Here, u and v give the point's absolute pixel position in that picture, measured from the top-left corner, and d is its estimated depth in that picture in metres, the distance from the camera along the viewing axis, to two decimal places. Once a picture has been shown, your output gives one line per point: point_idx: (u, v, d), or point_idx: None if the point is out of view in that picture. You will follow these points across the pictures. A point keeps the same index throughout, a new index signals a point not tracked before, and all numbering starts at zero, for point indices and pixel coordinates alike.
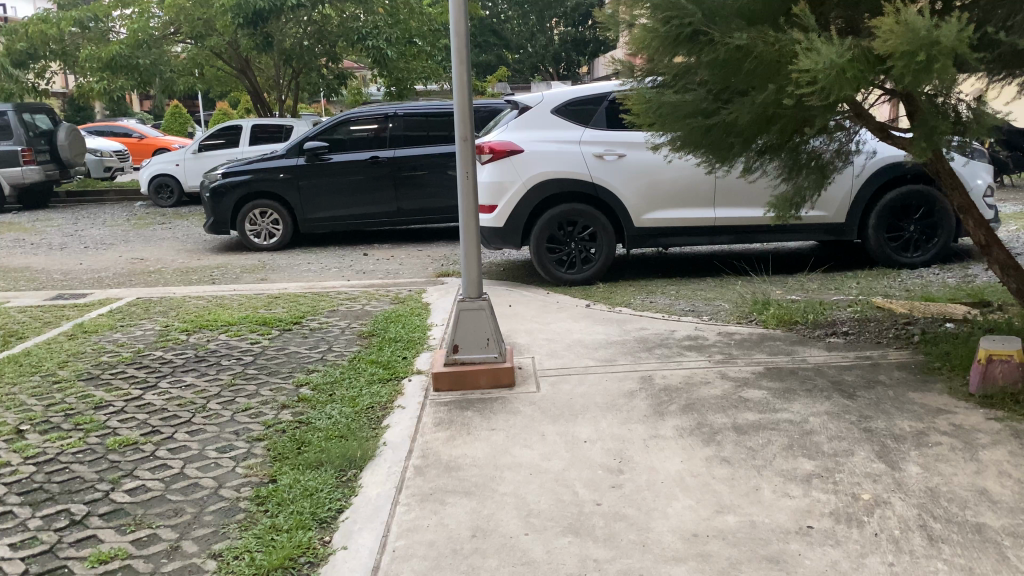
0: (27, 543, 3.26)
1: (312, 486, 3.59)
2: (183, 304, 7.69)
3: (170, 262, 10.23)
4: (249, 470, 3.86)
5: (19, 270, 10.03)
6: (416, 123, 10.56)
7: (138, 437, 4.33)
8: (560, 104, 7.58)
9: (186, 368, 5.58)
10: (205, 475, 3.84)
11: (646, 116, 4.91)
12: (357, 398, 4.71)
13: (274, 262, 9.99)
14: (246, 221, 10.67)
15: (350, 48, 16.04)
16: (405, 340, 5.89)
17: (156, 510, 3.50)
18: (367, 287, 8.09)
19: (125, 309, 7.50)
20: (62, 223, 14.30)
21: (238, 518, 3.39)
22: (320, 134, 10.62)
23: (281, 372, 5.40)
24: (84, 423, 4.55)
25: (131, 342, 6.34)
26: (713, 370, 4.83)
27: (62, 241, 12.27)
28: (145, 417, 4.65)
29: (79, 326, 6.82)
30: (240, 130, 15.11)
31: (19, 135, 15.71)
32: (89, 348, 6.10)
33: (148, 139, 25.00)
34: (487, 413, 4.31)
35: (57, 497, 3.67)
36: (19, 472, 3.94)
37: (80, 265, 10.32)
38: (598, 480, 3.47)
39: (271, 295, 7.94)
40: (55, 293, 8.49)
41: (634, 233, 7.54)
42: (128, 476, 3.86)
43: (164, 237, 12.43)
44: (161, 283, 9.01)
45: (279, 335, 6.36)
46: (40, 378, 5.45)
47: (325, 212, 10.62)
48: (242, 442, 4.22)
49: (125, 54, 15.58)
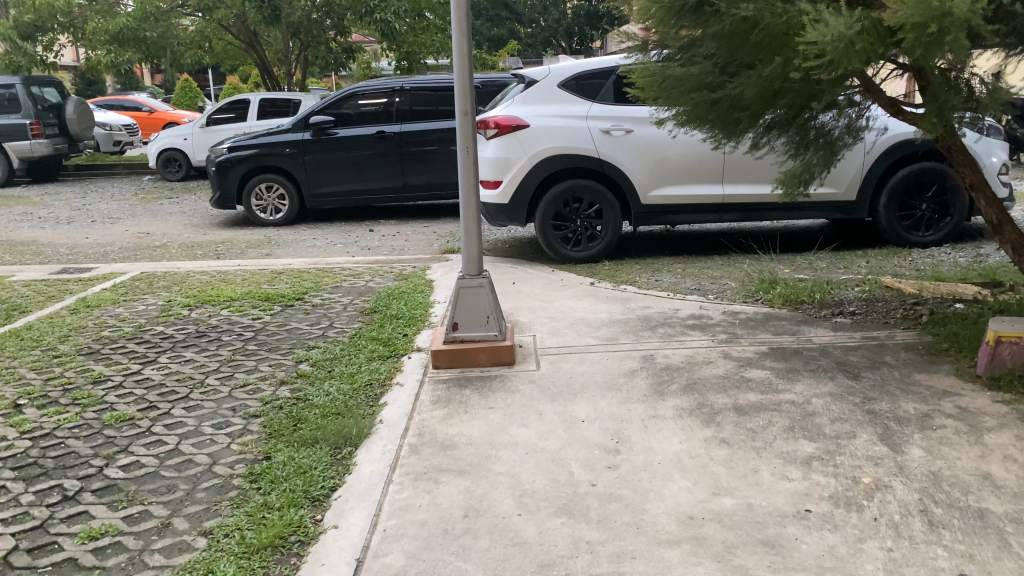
0: (18, 519, 3.25)
1: (306, 463, 3.56)
2: (187, 278, 7.67)
3: (177, 237, 10.21)
4: (244, 446, 3.83)
5: (26, 244, 10.05)
6: (424, 98, 10.48)
7: (135, 412, 4.31)
8: (567, 78, 7.46)
9: (186, 344, 5.56)
10: (200, 451, 3.82)
11: (651, 91, 4.79)
12: (356, 374, 4.69)
13: (280, 237, 9.95)
14: (252, 196, 10.64)
15: (359, 21, 15.89)
16: (406, 316, 5.85)
17: (148, 487, 3.48)
18: (371, 263, 8.05)
19: (129, 283, 7.50)
20: (70, 197, 14.29)
21: (231, 495, 3.37)
22: (326, 108, 10.53)
23: (281, 348, 5.37)
24: (82, 398, 4.54)
25: (133, 316, 6.32)
26: (716, 349, 4.76)
27: (70, 215, 12.28)
28: (143, 392, 4.64)
29: (83, 300, 6.82)
30: (248, 104, 15.03)
31: (27, 109, 15.66)
32: (91, 323, 6.09)
33: (158, 112, 24.91)
34: (486, 392, 4.26)
35: (51, 472, 3.66)
36: (14, 447, 3.92)
37: (85, 239, 10.31)
38: (595, 460, 3.42)
39: (276, 270, 7.91)
40: (61, 268, 8.49)
41: (642, 210, 7.45)
42: (123, 452, 3.84)
43: (171, 212, 12.39)
44: (166, 257, 8.99)
45: (281, 311, 6.32)
46: (41, 352, 5.44)
47: (332, 187, 10.56)
48: (239, 418, 4.20)
49: (132, 26, 15.45)
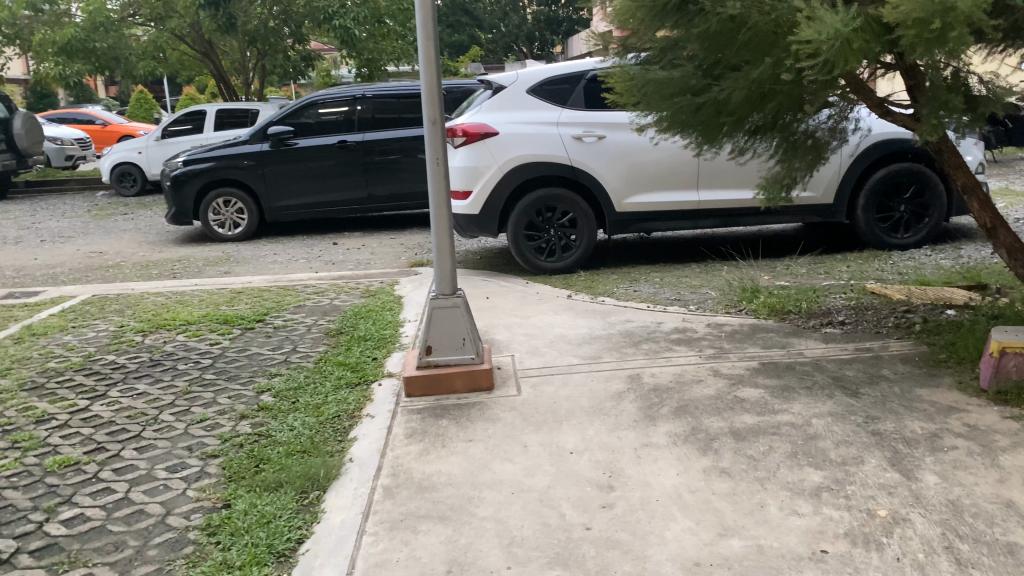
0: None
1: (269, 512, 3.22)
2: (141, 301, 7.25)
3: (131, 256, 9.75)
4: (202, 493, 3.49)
5: None
6: (387, 106, 10.15)
7: (81, 456, 3.93)
8: (535, 84, 7.20)
9: (139, 374, 5.17)
10: (152, 500, 3.46)
11: (629, 95, 4.53)
12: (323, 406, 4.35)
13: (240, 254, 9.55)
14: (209, 211, 10.20)
15: (317, 28, 15.50)
16: (375, 338, 5.53)
17: (93, 544, 3.13)
18: (336, 280, 7.70)
19: (79, 308, 7.06)
20: (19, 215, 13.69)
21: (186, 552, 3.03)
22: (285, 118, 10.15)
23: (242, 377, 5.02)
24: (22, 441, 4.15)
25: (82, 345, 5.90)
26: (705, 366, 4.51)
27: (19, 234, 11.72)
28: (90, 432, 4.25)
29: (27, 328, 6.38)
30: (205, 115, 14.58)
31: None
32: (36, 354, 5.67)
33: (113, 125, 24.21)
34: (464, 421, 3.96)
35: None
36: None
37: (34, 260, 9.79)
38: (587, 498, 3.14)
39: (235, 290, 7.52)
40: (6, 292, 8.01)
41: (616, 218, 7.20)
42: (66, 503, 3.47)
43: (125, 229, 11.90)
44: (119, 278, 8.55)
45: (242, 335, 5.95)
46: None
47: (293, 200, 10.18)
48: (195, 460, 3.84)
49: (81, 37, 15.06)
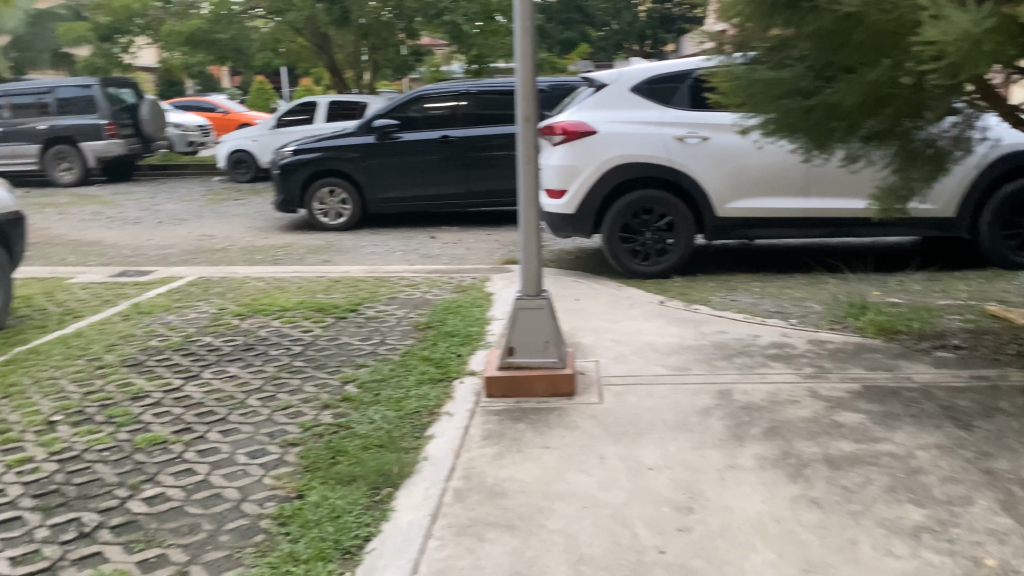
0: (28, 559, 3.01)
1: (340, 506, 3.21)
2: (242, 285, 7.46)
3: (239, 241, 10.08)
4: (277, 481, 3.51)
5: (92, 245, 10.05)
6: (491, 102, 10.16)
7: (169, 436, 4.04)
8: (639, 82, 7.02)
9: (232, 357, 5.30)
10: (230, 485, 3.51)
11: (734, 96, 4.35)
12: (403, 400, 4.33)
13: (340, 243, 9.73)
14: (314, 200, 10.40)
15: (427, 24, 15.68)
16: (461, 334, 5.49)
17: (169, 525, 3.19)
18: (429, 273, 7.72)
19: (185, 289, 7.33)
20: (142, 197, 14.40)
21: (255, 541, 3.04)
22: (391, 111, 10.29)
23: (329, 365, 5.07)
24: (117, 416, 4.30)
25: (183, 325, 6.11)
26: (801, 386, 4.25)
27: (139, 215, 12.33)
28: (180, 412, 4.37)
29: (135, 306, 6.66)
30: (316, 106, 14.99)
31: (104, 110, 15.67)
32: (140, 331, 5.89)
33: (233, 114, 25.22)
34: (542, 427, 3.86)
35: (71, 503, 3.40)
36: (41, 470, 3.69)
37: (150, 241, 10.26)
38: (663, 519, 2.99)
39: (332, 279, 7.65)
40: (122, 270, 8.41)
41: (716, 224, 6.94)
42: (149, 481, 3.56)
43: (236, 214, 12.34)
44: (226, 262, 8.85)
45: (333, 324, 6.03)
46: (85, 362, 5.23)
47: (394, 192, 10.31)
48: (275, 447, 3.88)
49: (204, 29, 16.19)
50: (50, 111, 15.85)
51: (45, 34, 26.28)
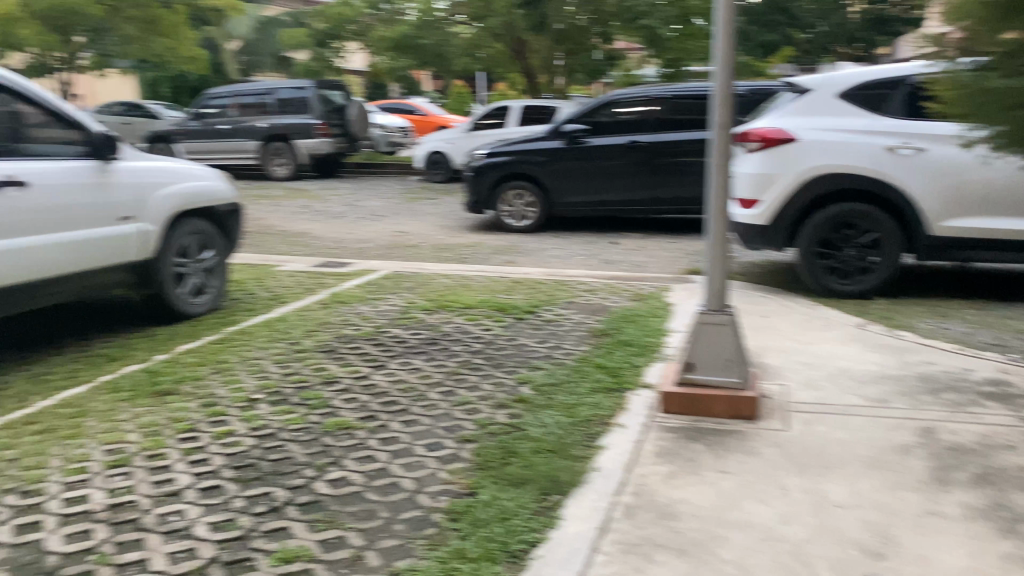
0: (225, 526, 3.26)
1: (509, 509, 3.23)
2: (430, 281, 7.75)
3: (429, 238, 10.49)
4: (451, 476, 3.59)
5: (299, 236, 10.83)
6: (685, 107, 9.93)
7: (355, 422, 4.25)
8: (847, 88, 6.58)
9: (416, 351, 5.50)
10: (407, 475, 3.63)
11: (959, 107, 3.95)
12: (578, 407, 4.30)
13: (524, 245, 9.88)
14: (502, 201, 10.61)
15: (624, 27, 15.59)
16: (640, 344, 5.39)
17: (350, 509, 3.34)
18: (610, 280, 7.66)
19: (378, 282, 7.72)
20: (345, 193, 15.36)
21: (427, 534, 3.12)
22: (582, 115, 10.31)
23: (507, 366, 5.14)
24: (310, 399, 4.58)
25: (373, 316, 6.42)
26: (1020, 431, 3.81)
27: (341, 210, 13.15)
28: (366, 400, 4.59)
29: (333, 295, 7.09)
30: (509, 111, 15.39)
31: (317, 110, 16.87)
32: (335, 319, 6.26)
33: (431, 116, 26.35)
34: (720, 449, 3.70)
35: (265, 477, 3.65)
36: (242, 444, 4.00)
37: (350, 234, 10.91)
38: (849, 563, 2.77)
39: (515, 280, 7.77)
40: (323, 261, 8.99)
41: (928, 243, 6.39)
42: (334, 464, 3.76)
43: (429, 212, 12.86)
44: (416, 258, 9.24)
45: (513, 325, 6.12)
46: (286, 344, 5.62)
47: (580, 196, 10.32)
48: (451, 442, 3.97)
49: (411, 34, 17.02)
50: (270, 110, 17.24)
51: (270, 40, 28.68)
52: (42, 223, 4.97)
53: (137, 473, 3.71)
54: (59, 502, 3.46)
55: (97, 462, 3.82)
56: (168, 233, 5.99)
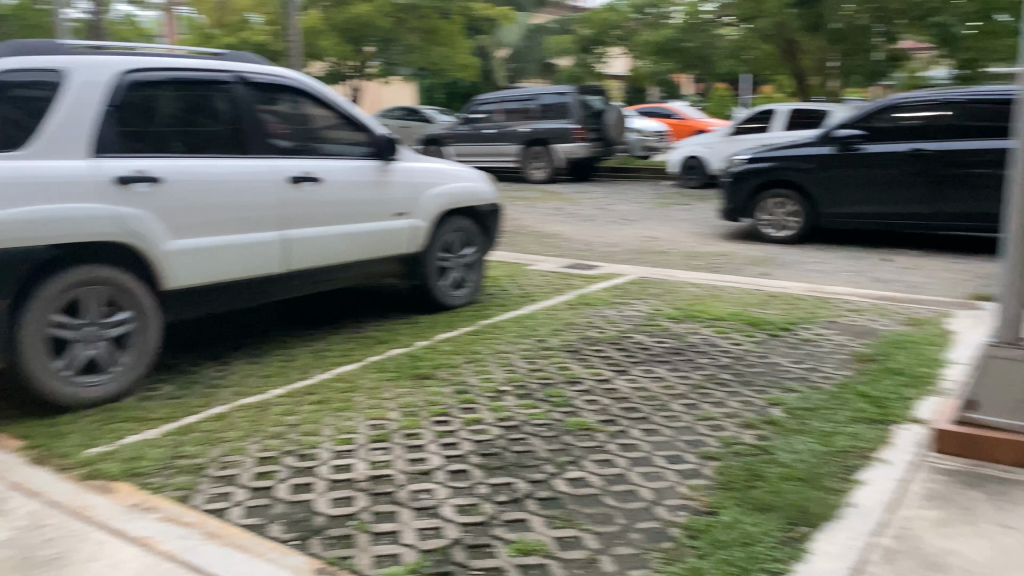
0: (469, 510, 3.41)
1: (753, 534, 3.07)
2: (679, 289, 7.62)
3: (680, 245, 10.33)
4: (692, 492, 3.49)
5: (552, 236, 11.13)
6: (981, 112, 8.90)
7: (596, 424, 4.27)
8: None
9: (661, 359, 5.43)
10: (645, 484, 3.58)
11: None
12: (834, 435, 4.00)
13: (782, 257, 9.41)
14: (762, 210, 10.22)
15: (911, 25, 14.33)
16: (909, 374, 4.91)
17: (587, 510, 3.36)
18: (878, 300, 7.06)
19: (626, 286, 7.72)
20: (599, 196, 15.57)
21: (664, 547, 3.06)
22: (857, 121, 9.62)
23: (756, 383, 4.90)
24: (553, 397, 4.67)
25: (620, 320, 6.43)
26: None
27: (594, 213, 13.34)
28: (608, 404, 4.59)
29: (582, 297, 7.20)
30: (773, 114, 14.73)
31: (576, 115, 17.24)
32: (582, 321, 6.35)
33: (690, 120, 25.95)
34: (1003, 503, 3.27)
35: (507, 468, 3.78)
36: (488, 433, 4.16)
37: (600, 237, 11.03)
38: None
39: (769, 293, 7.42)
40: (573, 262, 9.16)
41: None
42: (574, 464, 3.80)
43: (681, 219, 12.67)
44: (666, 265, 9.13)
45: (765, 340, 5.84)
46: (534, 341, 5.79)
47: (848, 208, 9.63)
48: (693, 456, 3.86)
49: (675, 37, 16.81)
50: (533, 115, 17.88)
51: (537, 46, 29.79)
52: (331, 216, 5.53)
53: (394, 450, 3.99)
54: (328, 468, 3.82)
55: (362, 434, 4.16)
56: (434, 231, 6.39)
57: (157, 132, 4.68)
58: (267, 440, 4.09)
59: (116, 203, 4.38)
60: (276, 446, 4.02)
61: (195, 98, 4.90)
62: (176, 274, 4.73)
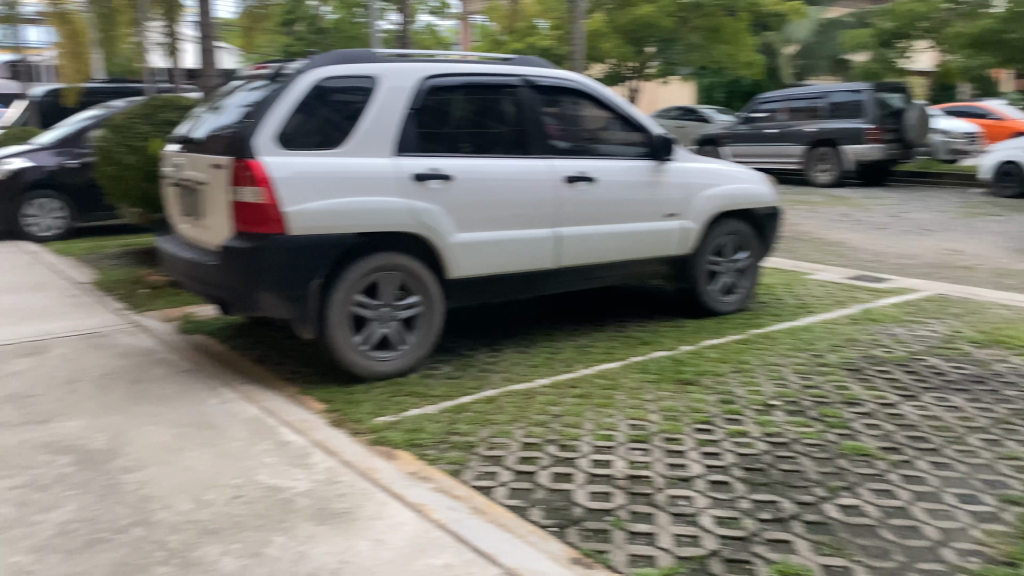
0: (729, 523, 3.30)
1: None
2: (984, 310, 6.79)
3: (988, 261, 9.20)
4: (987, 538, 3.11)
5: (834, 245, 10.43)
6: None
7: (875, 450, 3.94)
8: None
9: (958, 387, 4.87)
10: (931, 522, 3.25)
11: None
12: None
13: None
14: None
15: None
16: None
17: (860, 541, 3.12)
18: None
19: (919, 303, 7.03)
20: (891, 203, 14.33)
21: None
22: None
23: None
24: (828, 416, 4.38)
25: (909, 340, 5.87)
26: None
27: (885, 222, 12.30)
28: (891, 430, 4.22)
29: (866, 311, 6.67)
30: None
31: (871, 114, 15.94)
32: (865, 338, 5.88)
33: (1007, 121, 23.01)
34: None
35: (772, 485, 3.61)
36: (754, 447, 4.00)
37: (891, 248, 10.14)
38: None
39: None
40: (858, 274, 8.52)
41: None
42: (847, 490, 3.54)
43: (990, 232, 11.27)
44: (968, 282, 8.18)
45: None
46: (808, 356, 5.47)
47: None
48: (991, 499, 3.44)
49: (995, 28, 15.03)
50: (821, 115, 16.79)
51: (829, 42, 28.03)
52: (604, 215, 5.62)
53: (654, 452, 3.97)
54: (589, 461, 3.89)
55: (623, 433, 4.19)
56: (707, 233, 6.27)
57: (449, 133, 5.04)
58: (532, 428, 4.25)
59: (412, 198, 4.81)
60: (540, 434, 4.17)
61: (485, 102, 5.21)
62: (459, 265, 5.07)
